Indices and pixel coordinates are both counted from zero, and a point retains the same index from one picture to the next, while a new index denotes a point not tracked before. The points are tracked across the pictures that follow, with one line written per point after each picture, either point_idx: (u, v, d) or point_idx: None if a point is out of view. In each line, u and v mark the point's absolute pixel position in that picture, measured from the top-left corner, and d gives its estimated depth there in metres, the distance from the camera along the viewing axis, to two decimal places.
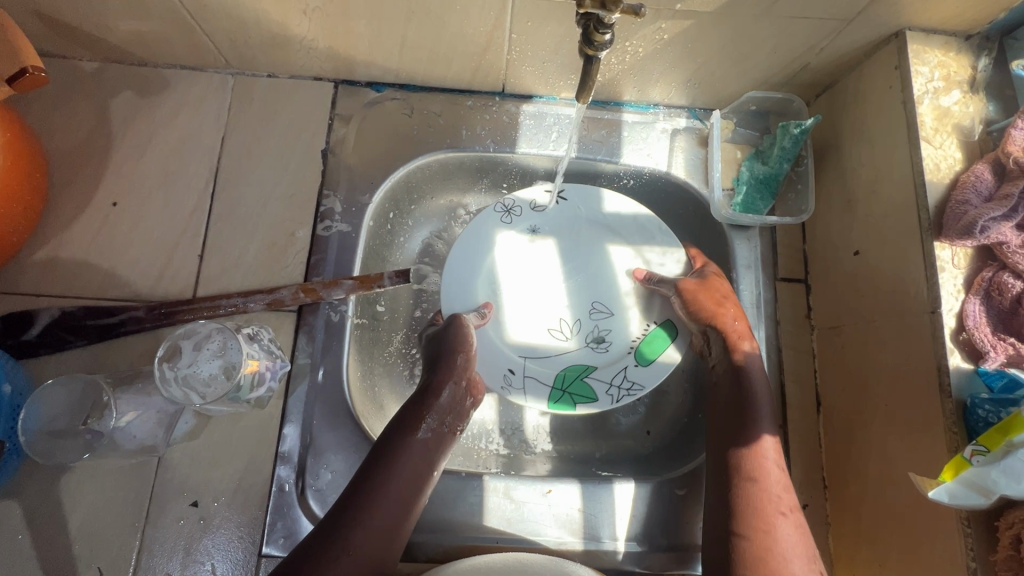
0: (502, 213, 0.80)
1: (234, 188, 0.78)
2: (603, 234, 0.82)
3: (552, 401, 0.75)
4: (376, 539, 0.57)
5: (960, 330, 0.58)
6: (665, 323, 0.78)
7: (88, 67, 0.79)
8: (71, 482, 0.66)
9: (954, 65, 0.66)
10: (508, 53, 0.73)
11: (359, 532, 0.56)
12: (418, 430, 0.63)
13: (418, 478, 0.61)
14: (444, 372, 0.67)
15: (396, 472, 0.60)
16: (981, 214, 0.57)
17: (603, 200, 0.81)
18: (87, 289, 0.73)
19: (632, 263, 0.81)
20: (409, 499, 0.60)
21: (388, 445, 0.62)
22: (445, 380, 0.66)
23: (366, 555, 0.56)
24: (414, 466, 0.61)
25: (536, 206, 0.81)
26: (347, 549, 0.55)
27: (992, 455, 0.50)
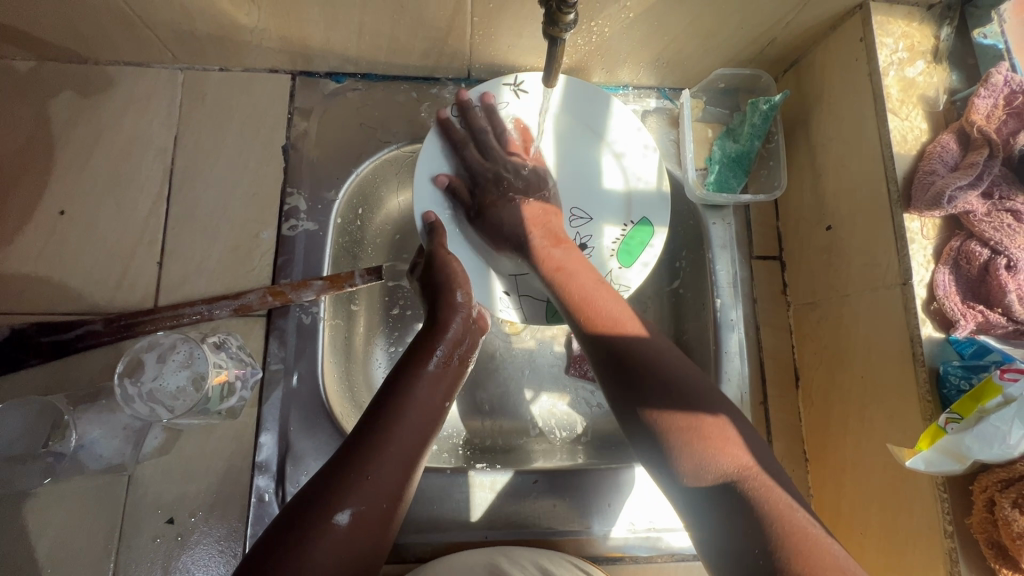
0: (460, 116, 0.74)
1: (192, 189, 0.74)
2: (586, 139, 0.76)
3: (549, 316, 0.74)
4: (394, 466, 0.53)
5: (931, 300, 0.58)
6: (642, 222, 0.75)
7: (22, 66, 0.74)
8: (36, 507, 0.63)
9: (918, 36, 0.66)
10: (471, 37, 0.70)
11: (377, 460, 0.53)
12: (429, 361, 0.61)
13: (432, 407, 0.58)
14: (448, 307, 0.65)
15: (412, 398, 0.58)
16: (948, 183, 0.57)
17: (574, 93, 0.75)
18: (37, 304, 0.69)
19: (610, 162, 0.76)
20: (429, 427, 0.57)
21: (403, 377, 0.59)
22: (454, 310, 0.65)
23: (384, 484, 0.52)
24: (427, 395, 0.59)
25: (496, 103, 0.74)
26: (366, 474, 0.52)
27: (966, 422, 0.51)
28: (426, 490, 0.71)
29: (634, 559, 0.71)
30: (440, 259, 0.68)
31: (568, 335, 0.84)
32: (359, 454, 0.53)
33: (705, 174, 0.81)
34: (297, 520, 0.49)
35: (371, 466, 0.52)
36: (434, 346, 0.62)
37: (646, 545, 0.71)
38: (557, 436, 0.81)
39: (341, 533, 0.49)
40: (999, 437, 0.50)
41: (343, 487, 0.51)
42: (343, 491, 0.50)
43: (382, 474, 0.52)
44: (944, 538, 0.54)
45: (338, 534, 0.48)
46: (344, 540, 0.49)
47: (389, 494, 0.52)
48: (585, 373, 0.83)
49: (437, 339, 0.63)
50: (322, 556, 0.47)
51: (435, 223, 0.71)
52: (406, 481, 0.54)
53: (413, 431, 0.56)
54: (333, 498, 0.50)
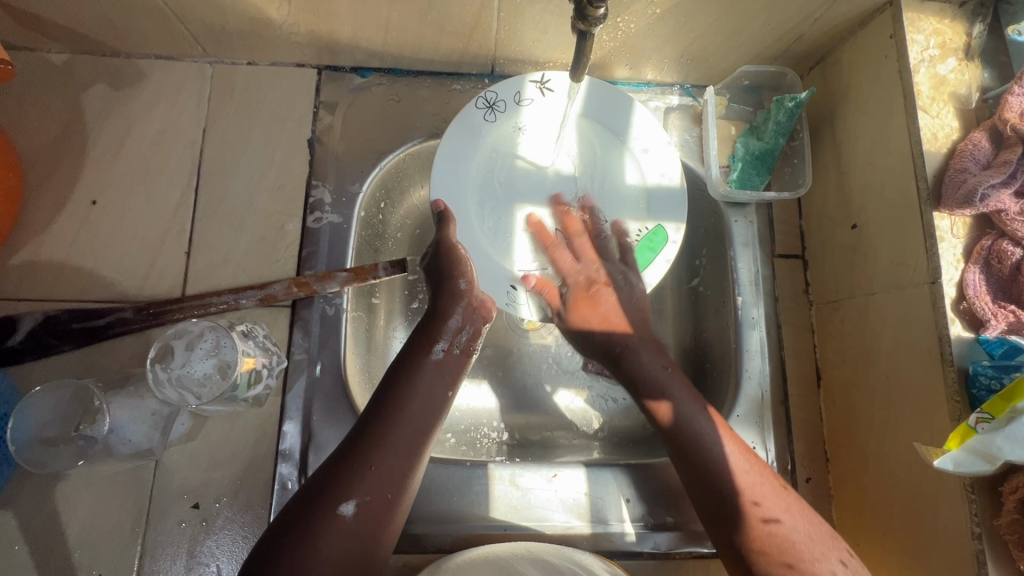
0: (485, 109, 0.73)
1: (220, 181, 0.76)
2: (610, 142, 0.76)
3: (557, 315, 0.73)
4: (397, 457, 0.54)
5: (960, 299, 0.58)
6: (656, 229, 0.75)
7: (57, 59, 0.75)
8: (67, 489, 0.65)
9: (950, 33, 0.65)
10: (497, 32, 0.71)
11: (381, 450, 0.54)
12: (432, 351, 0.62)
13: (435, 397, 0.59)
14: (450, 295, 0.66)
15: (413, 389, 0.59)
16: (981, 181, 0.57)
17: (603, 98, 0.75)
18: (69, 291, 0.71)
19: (633, 166, 0.76)
20: (431, 420, 0.58)
21: (405, 368, 0.60)
22: (457, 296, 0.66)
23: (388, 475, 0.53)
24: (430, 384, 0.60)
25: (521, 98, 0.73)
26: (370, 464, 0.53)
27: (997, 421, 0.50)
28: (445, 481, 0.71)
29: (651, 554, 0.71)
30: (448, 248, 0.66)
31: None
32: (365, 446, 0.54)
33: (728, 172, 0.81)
34: (305, 510, 0.50)
35: (374, 456, 0.53)
36: (436, 337, 0.63)
37: (665, 541, 0.71)
38: (574, 432, 0.81)
39: (347, 523, 0.50)
40: None
41: (348, 478, 0.52)
42: (349, 481, 0.51)
43: (385, 465, 0.53)
44: (971, 539, 0.53)
45: (343, 524, 0.50)
46: (349, 530, 0.50)
47: (393, 484, 0.53)
48: (603, 371, 0.82)
49: (437, 331, 0.64)
50: (329, 547, 0.48)
51: (444, 211, 0.69)
52: (409, 472, 0.55)
53: (415, 421, 0.57)
54: (339, 487, 0.51)
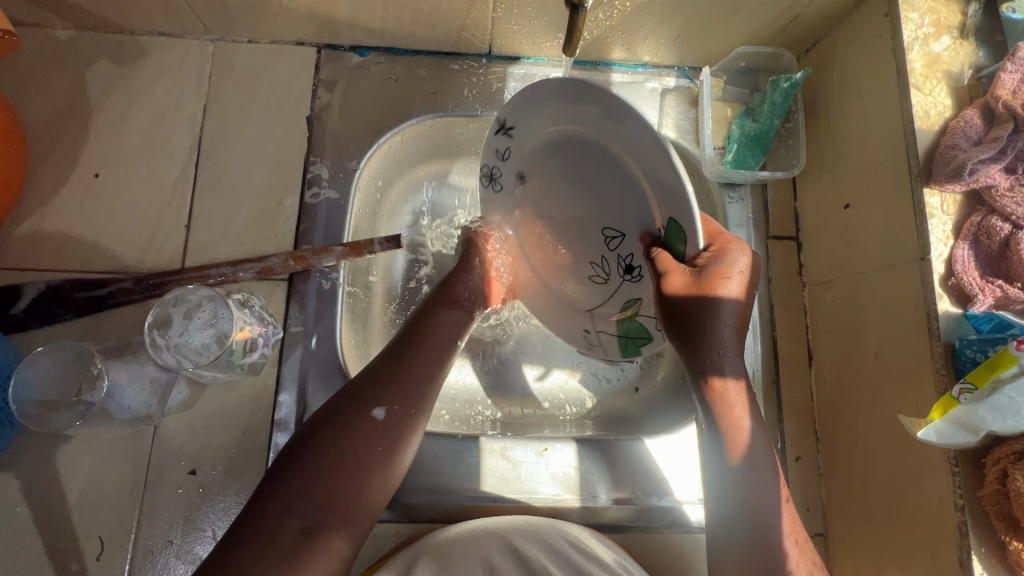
0: (488, 180, 0.72)
1: (220, 156, 0.77)
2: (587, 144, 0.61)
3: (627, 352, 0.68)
4: (420, 379, 0.58)
5: (949, 275, 0.58)
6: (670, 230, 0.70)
7: (62, 35, 0.77)
8: (67, 453, 0.66)
9: (944, 11, 0.65)
10: (493, 10, 0.71)
11: (407, 370, 0.57)
12: (453, 302, 0.66)
13: (451, 338, 0.63)
14: (461, 268, 0.70)
15: (435, 326, 0.63)
16: (970, 156, 0.57)
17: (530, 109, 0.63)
18: (72, 262, 0.72)
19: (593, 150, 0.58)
20: (446, 361, 0.61)
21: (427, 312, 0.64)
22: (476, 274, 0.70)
23: (412, 395, 0.56)
24: (450, 326, 0.64)
25: (500, 156, 0.69)
26: (400, 378, 0.56)
27: (980, 392, 0.50)
28: (437, 453, 0.72)
29: (640, 529, 0.72)
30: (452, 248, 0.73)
31: None
32: (394, 362, 0.58)
33: (724, 154, 0.81)
34: (337, 415, 0.53)
35: (397, 379, 0.56)
36: (460, 294, 0.68)
37: (654, 516, 0.72)
38: (568, 411, 0.81)
39: (375, 426, 0.53)
40: (1015, 409, 0.50)
41: (378, 386, 0.55)
42: (379, 388, 0.55)
43: (411, 381, 0.57)
44: (954, 511, 0.54)
45: (372, 425, 0.53)
46: (376, 430, 0.53)
47: (417, 402, 0.56)
48: None
49: (451, 291, 0.68)
50: (358, 442, 0.52)
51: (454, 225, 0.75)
52: (427, 394, 0.57)
53: (436, 354, 0.60)
54: (369, 394, 0.55)
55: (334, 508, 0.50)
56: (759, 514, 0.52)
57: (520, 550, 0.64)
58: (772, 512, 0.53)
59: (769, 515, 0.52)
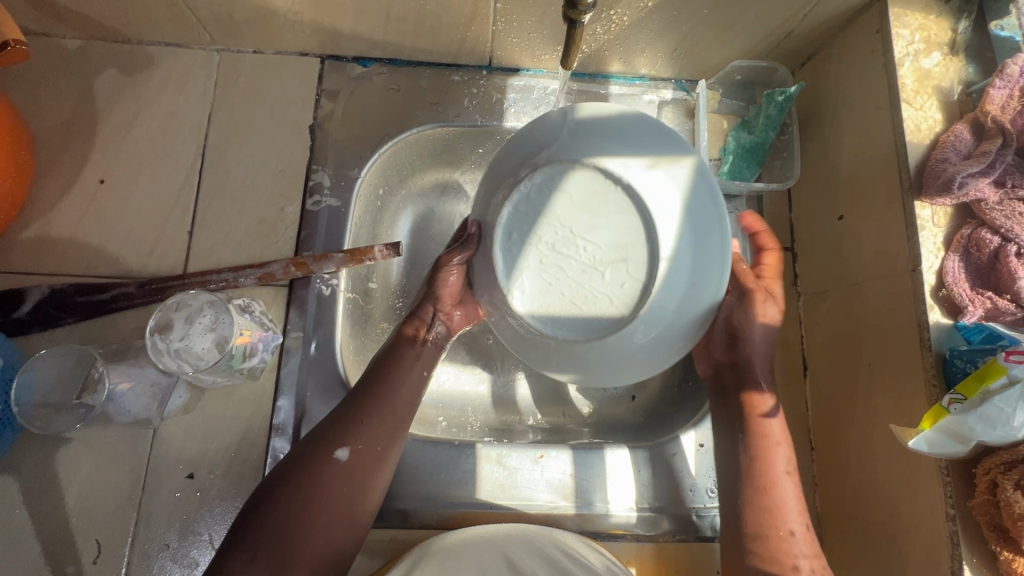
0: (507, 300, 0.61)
1: (224, 164, 0.78)
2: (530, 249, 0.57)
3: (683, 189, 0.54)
4: (383, 422, 0.61)
5: (940, 287, 0.59)
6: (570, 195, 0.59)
7: (72, 45, 0.78)
8: (67, 456, 0.67)
9: (935, 28, 0.66)
10: (493, 24, 0.73)
11: (368, 412, 0.60)
12: (424, 326, 0.67)
13: (414, 378, 0.64)
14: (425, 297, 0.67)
15: (400, 363, 0.64)
16: (959, 170, 0.58)
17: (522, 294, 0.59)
18: (76, 266, 0.73)
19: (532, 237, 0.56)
20: (410, 402, 0.63)
21: (388, 352, 0.65)
22: (440, 301, 0.66)
23: (371, 437, 0.59)
24: (411, 362, 0.65)
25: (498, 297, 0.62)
26: (362, 422, 0.60)
27: (969, 402, 0.51)
28: (433, 460, 0.73)
29: (635, 538, 0.72)
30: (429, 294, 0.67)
31: None
32: (354, 407, 0.61)
33: (720, 165, 0.82)
34: (302, 462, 0.57)
35: (353, 428, 0.59)
36: (423, 333, 0.66)
37: (649, 524, 0.73)
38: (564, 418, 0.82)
39: (341, 467, 0.57)
40: (1003, 420, 0.50)
41: (342, 430, 0.59)
42: (343, 432, 0.59)
43: (373, 423, 0.60)
44: (945, 521, 0.54)
45: (338, 468, 0.57)
46: (342, 473, 0.57)
47: (383, 439, 0.60)
48: None
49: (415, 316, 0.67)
50: (325, 486, 0.56)
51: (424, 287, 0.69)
52: (387, 439, 0.60)
53: (404, 395, 0.63)
54: (333, 438, 0.58)
55: (299, 554, 0.53)
56: (764, 511, 0.61)
57: (514, 558, 0.66)
58: (779, 505, 0.61)
59: (777, 508, 0.61)
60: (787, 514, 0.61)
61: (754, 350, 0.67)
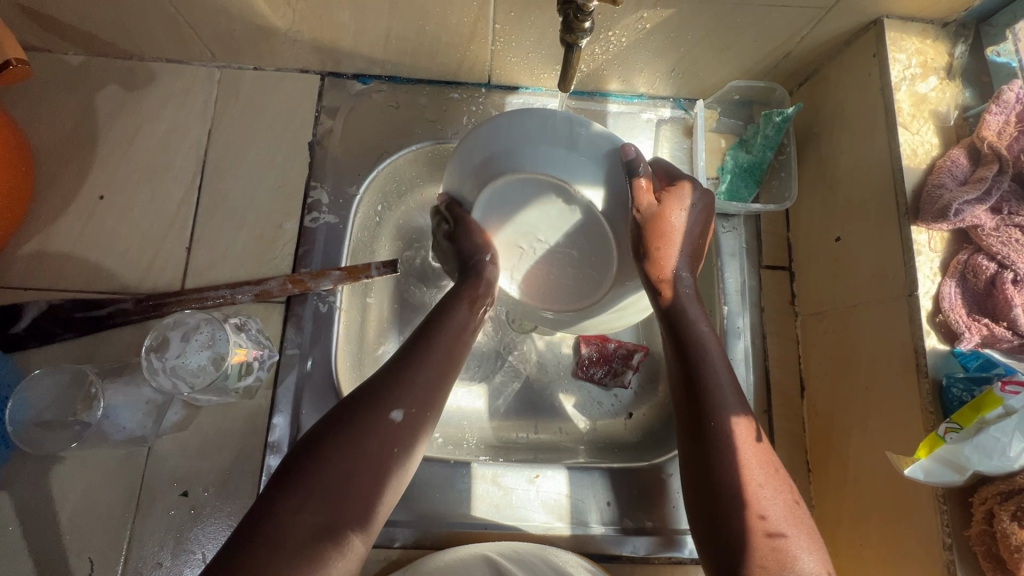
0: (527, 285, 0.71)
1: (223, 180, 0.78)
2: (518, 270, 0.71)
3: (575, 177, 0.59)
4: (431, 378, 0.56)
5: (936, 312, 0.59)
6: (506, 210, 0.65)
7: (73, 61, 0.79)
8: (60, 473, 0.67)
9: (932, 53, 0.67)
10: (492, 44, 0.73)
11: (411, 372, 0.56)
12: (483, 274, 0.65)
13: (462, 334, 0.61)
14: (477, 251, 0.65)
15: (451, 318, 0.62)
16: (956, 196, 0.58)
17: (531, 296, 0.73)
18: (73, 282, 0.73)
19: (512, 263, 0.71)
20: (456, 348, 0.60)
21: (442, 311, 0.63)
22: (479, 249, 0.65)
23: (417, 391, 0.55)
24: (461, 323, 0.62)
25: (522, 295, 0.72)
26: (412, 380, 0.55)
27: (965, 432, 0.51)
28: (429, 479, 0.72)
29: (631, 559, 0.72)
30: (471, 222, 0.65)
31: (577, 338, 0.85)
32: (403, 364, 0.56)
33: (717, 183, 0.82)
34: (351, 418, 0.52)
35: (406, 388, 0.54)
36: (479, 287, 0.64)
37: (645, 546, 0.72)
38: (561, 435, 0.82)
39: (394, 427, 0.52)
40: (1000, 450, 0.50)
41: (393, 389, 0.54)
42: (395, 391, 0.54)
43: (421, 381, 0.56)
44: (942, 550, 0.54)
45: (391, 428, 0.52)
46: (395, 432, 0.52)
47: (430, 401, 0.55)
48: (590, 376, 0.83)
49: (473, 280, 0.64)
50: (375, 444, 0.51)
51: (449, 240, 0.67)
52: (434, 386, 0.56)
53: (449, 343, 0.59)
54: (386, 397, 0.53)
55: (348, 506, 0.48)
56: (767, 555, 0.50)
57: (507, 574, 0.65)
58: (781, 549, 0.50)
59: (781, 552, 0.50)
60: (800, 556, 0.50)
61: (710, 351, 0.59)
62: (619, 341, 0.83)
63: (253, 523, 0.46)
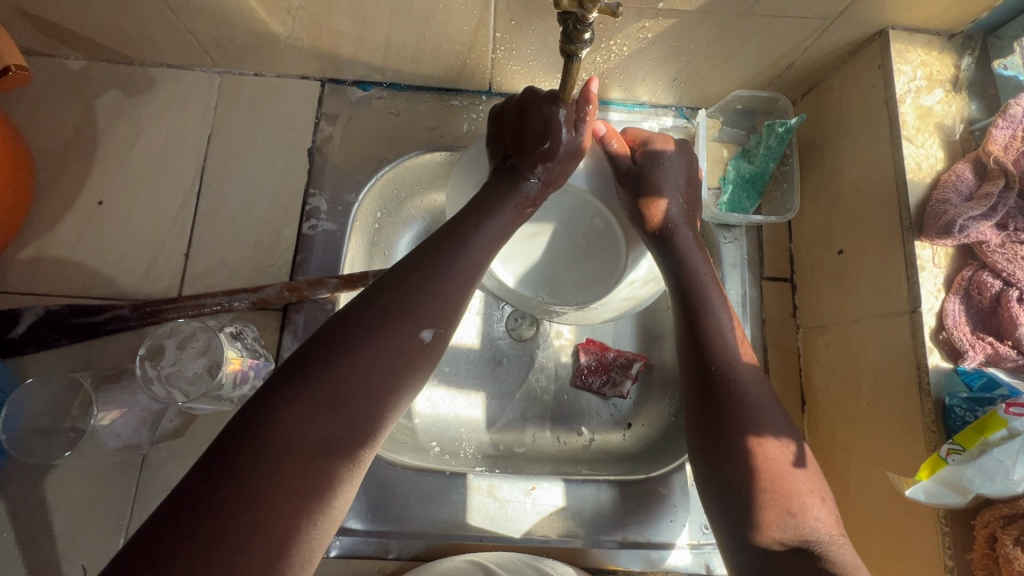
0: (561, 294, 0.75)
1: (222, 186, 0.78)
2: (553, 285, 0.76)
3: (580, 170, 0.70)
4: (456, 288, 0.53)
5: (940, 329, 0.58)
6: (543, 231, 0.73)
7: (74, 66, 0.79)
8: (55, 480, 0.66)
9: (938, 65, 0.66)
10: (493, 52, 0.73)
11: (432, 282, 0.52)
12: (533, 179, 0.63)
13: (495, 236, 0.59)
14: (540, 148, 0.62)
15: (492, 218, 0.59)
16: (960, 212, 0.57)
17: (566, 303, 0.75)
18: (71, 288, 0.73)
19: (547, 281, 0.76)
20: (482, 262, 0.56)
21: (488, 208, 0.60)
22: (551, 150, 0.62)
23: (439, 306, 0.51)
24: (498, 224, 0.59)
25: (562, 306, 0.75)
26: (431, 292, 0.51)
27: (967, 454, 0.50)
28: (424, 489, 0.72)
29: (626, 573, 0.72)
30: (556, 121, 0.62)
31: (575, 346, 0.84)
32: (425, 270, 0.52)
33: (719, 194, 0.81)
34: (365, 324, 0.48)
35: (429, 300, 0.51)
36: (524, 194, 0.62)
37: (641, 560, 0.71)
38: (558, 445, 0.81)
39: (416, 343, 0.49)
40: (1003, 473, 0.49)
41: (418, 298, 0.50)
42: (417, 301, 0.50)
43: (445, 291, 0.52)
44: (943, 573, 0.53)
45: (413, 342, 0.49)
46: (415, 349, 0.49)
47: (450, 317, 0.52)
48: (589, 385, 0.82)
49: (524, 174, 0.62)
50: (390, 356, 0.47)
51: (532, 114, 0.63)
52: (455, 300, 0.52)
53: (480, 251, 0.56)
54: (410, 307, 0.50)
55: (355, 423, 0.45)
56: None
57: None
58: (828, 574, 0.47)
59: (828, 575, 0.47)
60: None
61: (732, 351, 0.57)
62: (617, 351, 0.83)
63: (242, 431, 0.42)
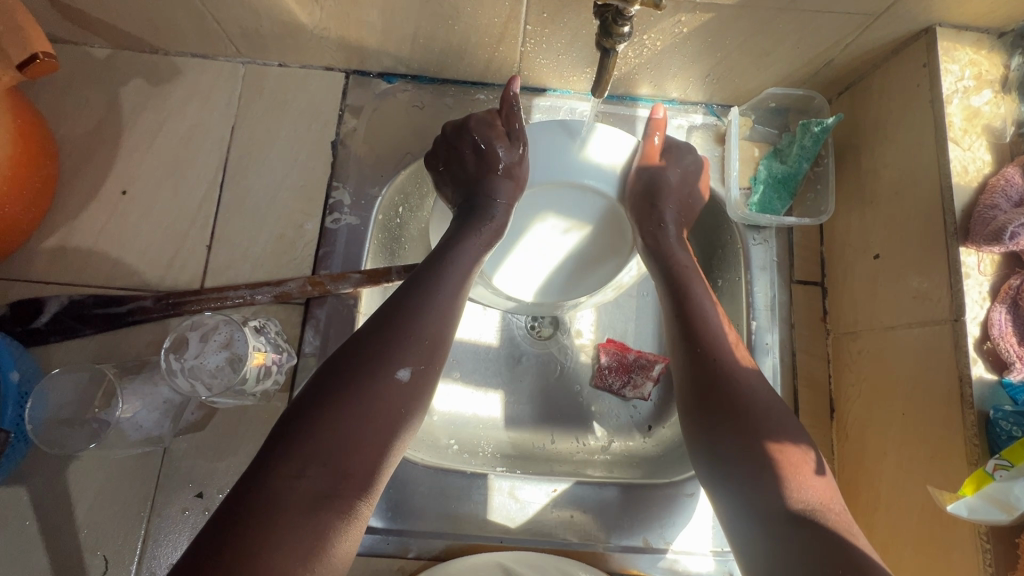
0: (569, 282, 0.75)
1: (245, 178, 0.77)
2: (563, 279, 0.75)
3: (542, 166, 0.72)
4: (432, 330, 0.54)
5: (984, 339, 0.56)
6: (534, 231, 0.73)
7: (99, 54, 0.78)
8: (78, 470, 0.66)
9: (986, 64, 0.63)
10: (522, 45, 0.71)
11: (409, 326, 0.53)
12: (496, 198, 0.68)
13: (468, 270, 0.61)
14: (484, 160, 0.69)
15: (462, 255, 0.61)
16: (1011, 219, 0.55)
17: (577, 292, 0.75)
18: (94, 278, 0.73)
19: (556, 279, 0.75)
20: (456, 300, 0.58)
21: (453, 244, 0.63)
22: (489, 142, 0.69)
23: (421, 347, 0.53)
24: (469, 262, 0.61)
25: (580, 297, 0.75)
26: (409, 336, 0.53)
27: (1017, 470, 0.49)
28: (445, 487, 0.71)
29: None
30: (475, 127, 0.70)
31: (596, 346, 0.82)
32: (400, 316, 0.54)
33: (749, 194, 0.79)
34: (348, 376, 0.49)
35: (408, 344, 0.52)
36: (489, 213, 0.67)
37: (663, 566, 0.70)
38: (577, 445, 0.80)
39: (400, 385, 0.50)
40: None
41: (397, 346, 0.52)
42: (395, 347, 0.52)
43: (423, 334, 0.53)
44: None
45: (397, 386, 0.50)
46: (400, 390, 0.50)
47: (433, 356, 0.53)
48: (608, 385, 0.81)
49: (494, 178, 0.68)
50: (379, 403, 0.49)
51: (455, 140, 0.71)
52: (433, 342, 0.54)
53: (453, 288, 0.58)
54: (389, 355, 0.51)
55: (351, 474, 0.46)
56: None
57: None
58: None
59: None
60: None
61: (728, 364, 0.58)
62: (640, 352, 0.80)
63: (239, 497, 0.43)
